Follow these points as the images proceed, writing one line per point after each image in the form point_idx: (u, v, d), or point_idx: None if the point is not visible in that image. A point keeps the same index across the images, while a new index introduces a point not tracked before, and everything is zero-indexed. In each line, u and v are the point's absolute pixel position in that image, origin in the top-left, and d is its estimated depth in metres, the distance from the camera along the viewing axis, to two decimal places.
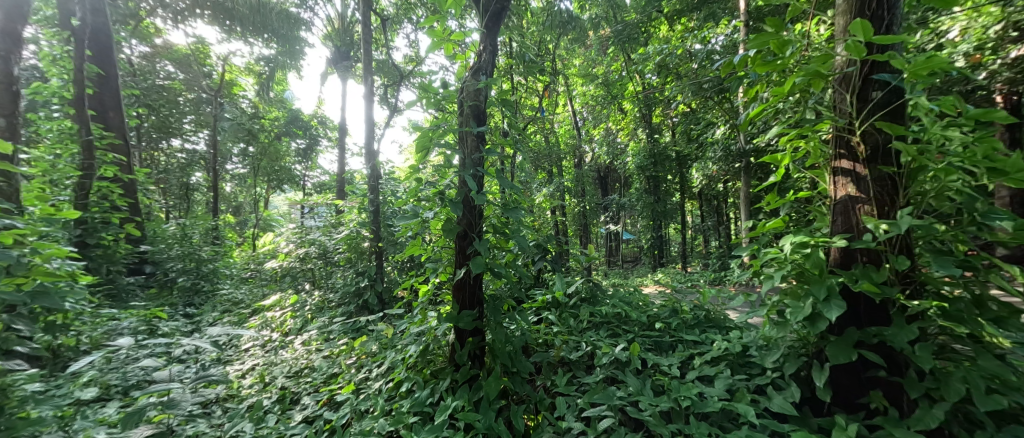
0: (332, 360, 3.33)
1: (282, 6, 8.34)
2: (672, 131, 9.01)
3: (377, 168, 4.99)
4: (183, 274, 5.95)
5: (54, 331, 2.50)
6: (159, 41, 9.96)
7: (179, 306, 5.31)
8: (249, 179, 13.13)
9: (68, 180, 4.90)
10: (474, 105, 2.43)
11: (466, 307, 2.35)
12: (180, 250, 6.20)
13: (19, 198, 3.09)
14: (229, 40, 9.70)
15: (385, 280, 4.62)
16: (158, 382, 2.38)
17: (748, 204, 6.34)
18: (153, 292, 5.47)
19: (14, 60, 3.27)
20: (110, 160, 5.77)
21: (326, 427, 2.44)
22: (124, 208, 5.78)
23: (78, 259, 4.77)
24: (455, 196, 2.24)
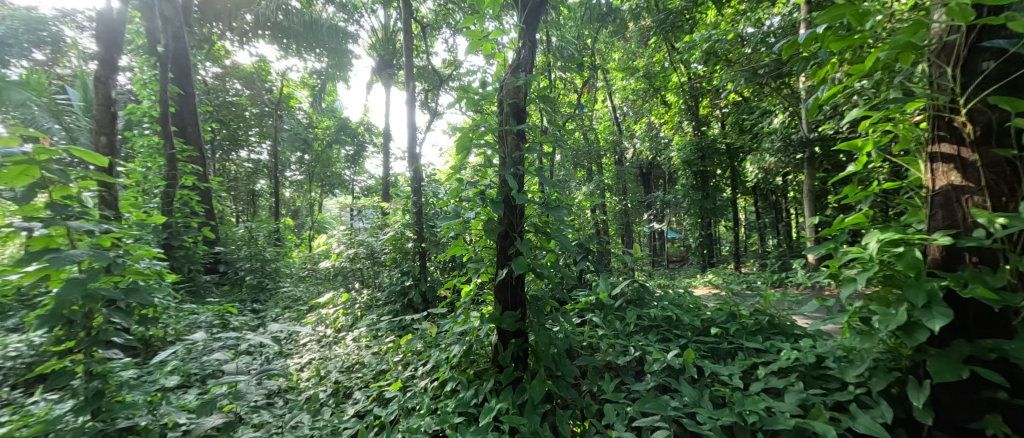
0: (380, 357, 3.41)
1: (331, 21, 8.77)
2: (720, 123, 8.48)
3: (419, 170, 5.08)
4: (250, 273, 6.39)
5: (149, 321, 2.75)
6: (229, 62, 10.81)
7: (247, 302, 5.71)
8: (304, 185, 13.96)
9: (157, 189, 5.44)
10: (514, 103, 2.36)
11: (509, 308, 2.29)
12: (247, 251, 6.67)
13: (117, 205, 3.47)
14: (286, 57, 10.29)
15: (428, 279, 4.69)
16: (227, 375, 2.54)
17: (812, 197, 5.76)
18: (225, 290, 5.90)
19: (112, 85, 4.19)
20: (190, 171, 6.33)
21: (375, 423, 2.48)
22: (200, 213, 6.33)
23: (162, 259, 5.28)
24: (496, 196, 2.19)
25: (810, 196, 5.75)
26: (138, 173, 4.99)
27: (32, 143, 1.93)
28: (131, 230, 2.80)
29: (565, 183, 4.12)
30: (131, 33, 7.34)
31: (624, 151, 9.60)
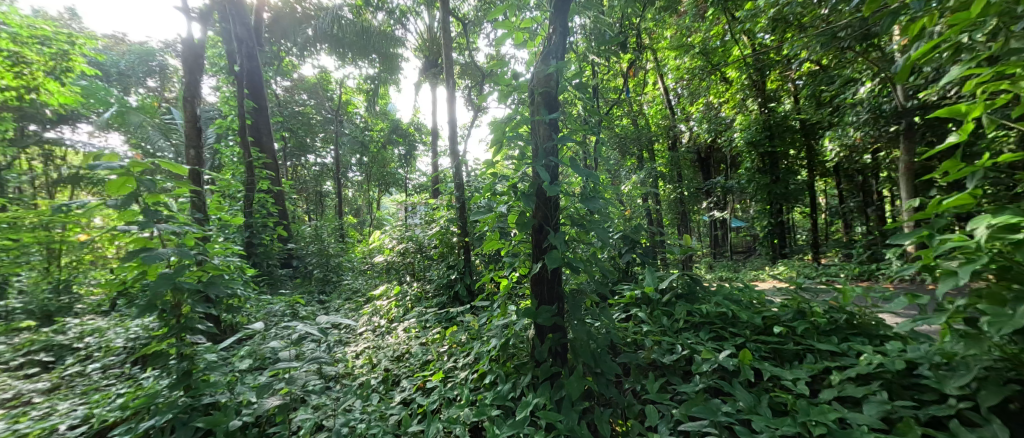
0: (427, 347, 3.46)
1: (382, 28, 9.06)
2: (793, 96, 7.43)
3: (463, 165, 5.11)
4: (318, 267, 6.86)
5: (232, 310, 3.03)
6: (296, 75, 11.80)
7: (315, 293, 6.14)
8: (363, 185, 14.74)
9: (239, 195, 5.94)
10: (545, 92, 2.24)
11: (545, 303, 2.21)
12: (315, 247, 7.17)
13: (204, 209, 3.88)
14: (343, 66, 10.81)
15: (473, 273, 4.72)
16: (283, 362, 2.76)
17: (910, 178, 5.03)
18: (298, 282, 6.38)
19: (198, 103, 4.64)
20: (265, 176, 6.88)
21: (418, 411, 2.53)
22: (276, 214, 6.88)
23: (244, 256, 5.83)
24: (528, 189, 2.12)
25: (908, 174, 5.06)
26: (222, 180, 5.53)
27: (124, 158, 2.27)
28: (213, 231, 3.11)
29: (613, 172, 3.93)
30: (215, 57, 8.22)
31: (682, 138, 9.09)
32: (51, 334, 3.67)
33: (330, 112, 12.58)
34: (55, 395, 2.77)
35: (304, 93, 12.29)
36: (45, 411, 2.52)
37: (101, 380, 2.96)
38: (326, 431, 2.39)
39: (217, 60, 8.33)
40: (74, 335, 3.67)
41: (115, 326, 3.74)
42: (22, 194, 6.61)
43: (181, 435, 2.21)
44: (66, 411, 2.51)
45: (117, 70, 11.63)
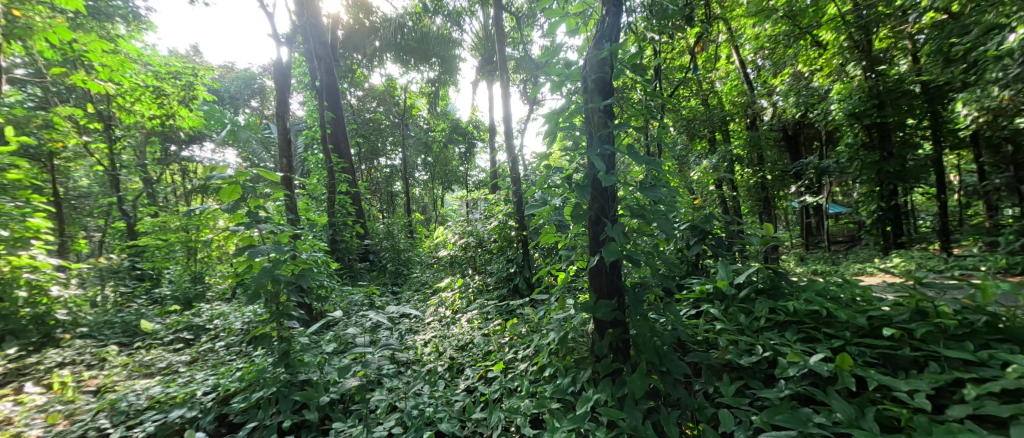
0: (489, 338, 3.48)
1: (441, 32, 9.22)
2: (911, 56, 5.78)
3: (520, 159, 5.05)
4: (390, 261, 7.26)
5: (319, 300, 3.29)
6: (366, 85, 12.60)
7: (388, 285, 6.50)
8: (428, 183, 15.34)
9: (322, 195, 6.49)
10: (598, 78, 2.09)
11: (604, 296, 2.10)
12: (388, 242, 7.57)
13: (296, 210, 4.30)
14: (407, 72, 11.27)
15: (532, 266, 4.68)
16: (361, 347, 2.96)
17: None
18: (374, 274, 6.79)
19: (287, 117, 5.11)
20: (342, 178, 7.39)
21: (481, 399, 2.55)
22: (353, 212, 7.36)
23: (331, 251, 6.43)
24: (583, 180, 2.01)
25: None
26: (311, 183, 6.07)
27: (231, 168, 2.64)
28: (303, 228, 3.40)
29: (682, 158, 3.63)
30: (300, 74, 9.02)
31: (769, 118, 7.60)
32: (190, 316, 4.30)
33: (396, 116, 13.27)
34: (193, 367, 3.22)
35: (373, 101, 13.10)
36: (187, 378, 2.93)
37: (225, 355, 3.36)
38: (399, 412, 2.49)
39: (303, 77, 9.14)
40: (206, 318, 4.23)
41: (235, 311, 4.26)
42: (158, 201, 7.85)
43: (283, 407, 2.47)
44: (202, 379, 2.88)
45: (229, 94, 13.54)
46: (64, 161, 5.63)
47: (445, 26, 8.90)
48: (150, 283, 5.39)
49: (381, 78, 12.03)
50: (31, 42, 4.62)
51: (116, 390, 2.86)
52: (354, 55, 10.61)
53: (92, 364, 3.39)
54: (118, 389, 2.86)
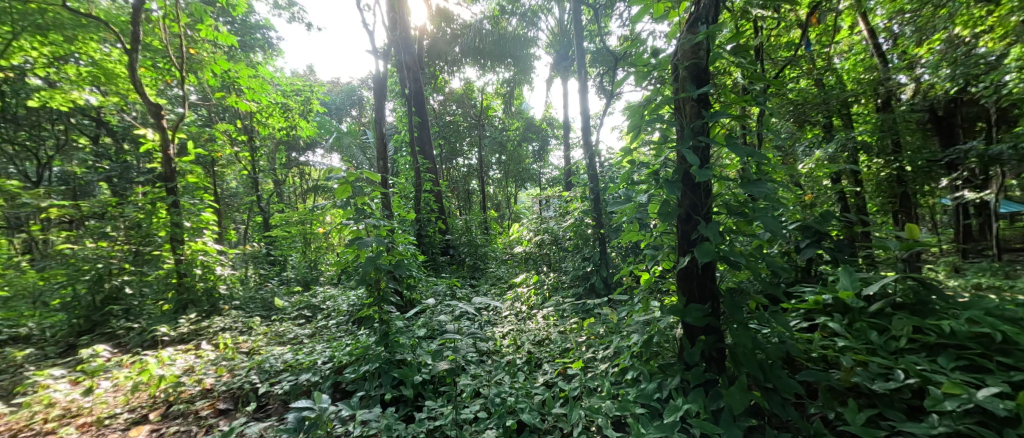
0: (565, 336, 3.44)
1: (516, 32, 9.28)
2: None
3: (598, 155, 4.90)
4: (469, 256, 7.51)
5: (409, 289, 3.51)
6: (447, 90, 13.18)
7: (467, 278, 6.74)
8: (502, 181, 15.67)
9: (409, 193, 6.96)
10: (692, 66, 1.89)
11: (695, 301, 1.92)
12: (466, 238, 7.85)
13: (391, 207, 4.69)
14: (483, 74, 11.58)
15: (610, 265, 4.52)
16: (450, 333, 3.10)
17: None
18: (454, 267, 7.08)
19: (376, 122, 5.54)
20: (426, 177, 7.81)
21: (561, 395, 2.52)
22: (435, 209, 7.76)
23: (417, 244, 6.90)
24: (673, 176, 1.84)
25: None
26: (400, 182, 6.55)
27: (345, 170, 2.96)
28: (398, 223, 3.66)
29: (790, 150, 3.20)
30: (392, 83, 9.78)
31: (903, 97, 4.66)
32: (308, 296, 4.88)
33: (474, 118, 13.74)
34: (313, 339, 3.62)
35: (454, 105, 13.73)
36: (311, 348, 3.33)
37: (336, 331, 3.72)
38: (484, 397, 2.56)
39: (394, 87, 9.93)
40: (321, 298, 4.78)
41: (341, 295, 4.75)
42: (277, 198, 9.07)
43: (385, 381, 2.68)
44: (316, 350, 3.25)
45: (336, 105, 15.39)
46: (220, 168, 7.10)
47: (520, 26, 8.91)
48: (277, 268, 6.25)
49: (461, 82, 12.55)
50: (201, 72, 5.98)
51: (259, 353, 3.37)
52: (436, 63, 11.13)
53: (243, 330, 4.01)
54: (263, 352, 3.33)
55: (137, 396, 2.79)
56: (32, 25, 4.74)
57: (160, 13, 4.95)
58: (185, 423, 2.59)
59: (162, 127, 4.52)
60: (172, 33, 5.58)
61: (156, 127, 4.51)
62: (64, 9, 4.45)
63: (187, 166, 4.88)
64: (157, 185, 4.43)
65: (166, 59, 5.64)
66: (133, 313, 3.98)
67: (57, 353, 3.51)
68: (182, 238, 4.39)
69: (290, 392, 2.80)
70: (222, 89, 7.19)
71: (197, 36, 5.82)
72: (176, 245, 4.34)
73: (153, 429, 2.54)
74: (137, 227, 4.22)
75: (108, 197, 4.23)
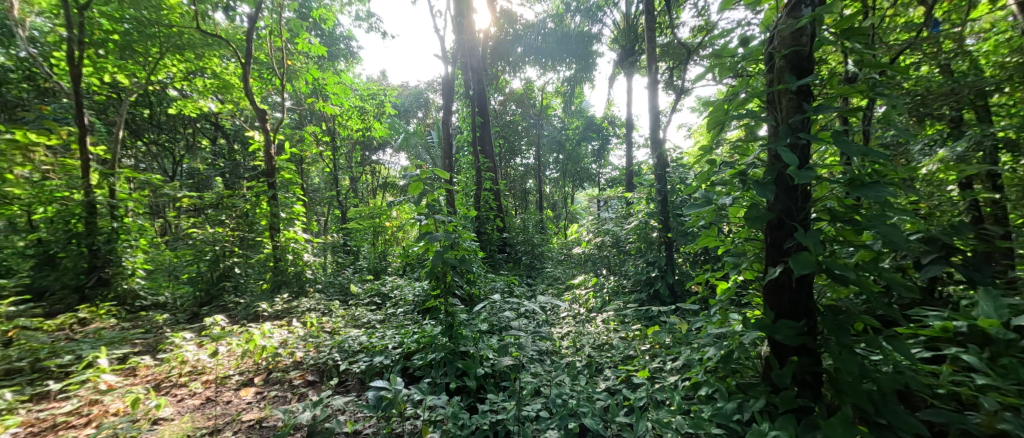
0: (628, 342, 3.28)
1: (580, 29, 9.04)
2: None
3: (667, 154, 4.62)
4: (525, 254, 7.50)
5: (470, 284, 3.58)
6: (507, 90, 13.23)
7: (524, 276, 6.73)
8: (560, 181, 15.53)
9: (471, 190, 7.11)
10: (791, 53, 1.69)
11: (785, 317, 1.71)
12: (524, 236, 7.86)
13: (456, 203, 4.83)
14: (544, 73, 11.52)
15: (677, 272, 4.26)
16: (512, 330, 3.10)
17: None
18: (512, 265, 7.11)
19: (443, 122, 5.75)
20: (487, 175, 7.93)
21: (625, 403, 2.40)
22: (494, 207, 7.86)
23: (477, 240, 7.03)
24: (764, 177, 1.65)
25: None
26: (464, 180, 6.73)
27: (418, 167, 3.09)
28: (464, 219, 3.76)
29: (904, 148, 2.76)
30: (457, 84, 10.06)
31: None
32: (378, 285, 5.16)
33: (534, 117, 13.75)
34: (384, 325, 3.82)
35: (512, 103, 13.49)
36: (382, 333, 3.51)
37: (403, 319, 3.90)
38: (545, 397, 2.52)
39: (459, 88, 10.23)
40: (388, 287, 5.03)
41: (406, 286, 4.96)
42: (350, 193, 9.74)
43: (450, 370, 2.74)
44: (386, 335, 3.44)
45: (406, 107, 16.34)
46: (304, 164, 7.78)
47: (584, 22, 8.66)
48: (351, 258, 6.70)
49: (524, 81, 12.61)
50: (294, 80, 6.62)
51: (339, 332, 3.63)
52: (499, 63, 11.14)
53: (326, 312, 4.33)
54: (343, 332, 3.58)
55: (245, 362, 3.18)
56: (173, 47, 5.51)
57: (266, 29, 5.57)
58: (283, 389, 2.85)
59: (265, 128, 5.09)
60: (274, 45, 6.26)
61: (260, 128, 5.09)
62: (196, 30, 5.18)
63: (284, 164, 5.44)
64: (261, 180, 5.01)
65: (269, 70, 6.38)
66: (241, 289, 4.56)
67: (186, 319, 4.15)
68: (279, 226, 4.89)
69: (366, 372, 2.97)
70: (310, 94, 7.92)
71: (294, 49, 6.48)
72: (274, 233, 4.84)
73: (258, 391, 2.84)
74: (244, 217, 4.79)
75: (222, 190, 4.84)
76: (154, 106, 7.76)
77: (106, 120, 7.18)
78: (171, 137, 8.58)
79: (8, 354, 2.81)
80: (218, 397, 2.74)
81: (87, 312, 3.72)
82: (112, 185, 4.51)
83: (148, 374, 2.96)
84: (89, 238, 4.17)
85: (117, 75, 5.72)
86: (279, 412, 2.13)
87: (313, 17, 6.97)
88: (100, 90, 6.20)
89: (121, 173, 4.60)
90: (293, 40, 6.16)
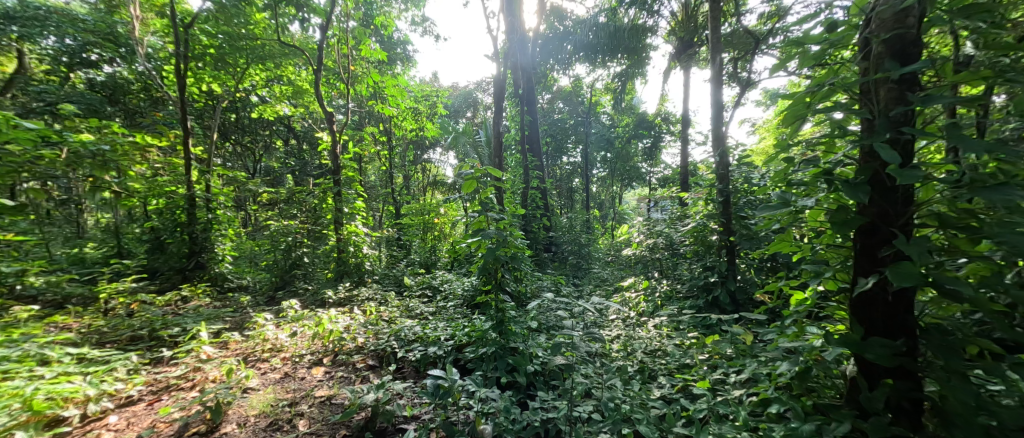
0: (684, 350, 3.11)
1: (634, 22, 8.70)
2: None
3: (730, 151, 4.33)
4: (573, 254, 7.38)
5: (520, 283, 3.58)
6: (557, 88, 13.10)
7: (571, 276, 6.62)
8: (609, 180, 15.14)
9: (520, 188, 7.13)
10: (891, 37, 1.50)
11: (879, 334, 1.52)
12: (572, 235, 7.75)
13: (507, 201, 4.87)
14: (594, 70, 11.28)
15: (738, 278, 3.97)
16: (564, 329, 3.06)
17: None
18: (558, 264, 7.02)
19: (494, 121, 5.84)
20: (536, 174, 7.91)
21: (683, 414, 2.28)
22: (542, 206, 7.81)
23: (524, 238, 7.02)
24: (856, 177, 1.47)
25: None
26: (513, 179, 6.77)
27: (474, 165, 3.13)
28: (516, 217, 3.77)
29: None
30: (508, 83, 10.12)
31: None
32: (429, 278, 5.31)
33: (583, 115, 13.54)
34: (436, 317, 3.93)
35: (560, 102, 14.20)
36: (434, 325, 3.61)
37: (454, 312, 3.99)
38: (596, 399, 2.47)
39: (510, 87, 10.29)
40: (439, 281, 5.17)
41: (457, 281, 5.07)
42: (405, 189, 10.15)
43: (501, 365, 2.74)
44: (439, 326, 3.52)
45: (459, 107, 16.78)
46: (363, 162, 8.21)
47: (638, 15, 8.34)
48: (404, 251, 6.97)
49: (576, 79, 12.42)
50: (356, 82, 7.00)
51: (395, 322, 3.79)
52: (549, 62, 11.16)
53: (382, 301, 4.52)
54: (398, 322, 3.73)
55: (316, 343, 3.38)
56: (256, 57, 6.06)
57: (334, 35, 5.94)
58: (348, 371, 3.02)
59: (332, 128, 5.42)
60: (340, 51, 6.66)
61: (328, 128, 5.44)
62: (276, 40, 5.66)
63: (347, 162, 5.76)
64: (327, 177, 5.34)
65: (335, 74, 6.80)
66: (309, 277, 4.92)
67: (264, 302, 4.56)
68: (342, 220, 5.20)
69: (420, 361, 3.07)
70: (371, 97, 8.37)
71: (357, 54, 6.85)
72: (338, 226, 5.16)
73: (327, 371, 3.02)
74: (312, 211, 5.14)
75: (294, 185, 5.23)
76: (240, 111, 8.61)
77: (203, 124, 8.08)
78: (252, 138, 9.45)
79: (132, 323, 3.30)
80: (295, 374, 2.95)
81: (189, 290, 4.17)
82: (208, 181, 5.06)
83: (238, 348, 3.29)
84: (190, 227, 4.72)
85: (212, 84, 6.41)
86: (346, 391, 2.26)
87: (374, 24, 7.34)
88: (200, 98, 7.00)
89: (214, 170, 5.14)
90: (357, 46, 6.51)
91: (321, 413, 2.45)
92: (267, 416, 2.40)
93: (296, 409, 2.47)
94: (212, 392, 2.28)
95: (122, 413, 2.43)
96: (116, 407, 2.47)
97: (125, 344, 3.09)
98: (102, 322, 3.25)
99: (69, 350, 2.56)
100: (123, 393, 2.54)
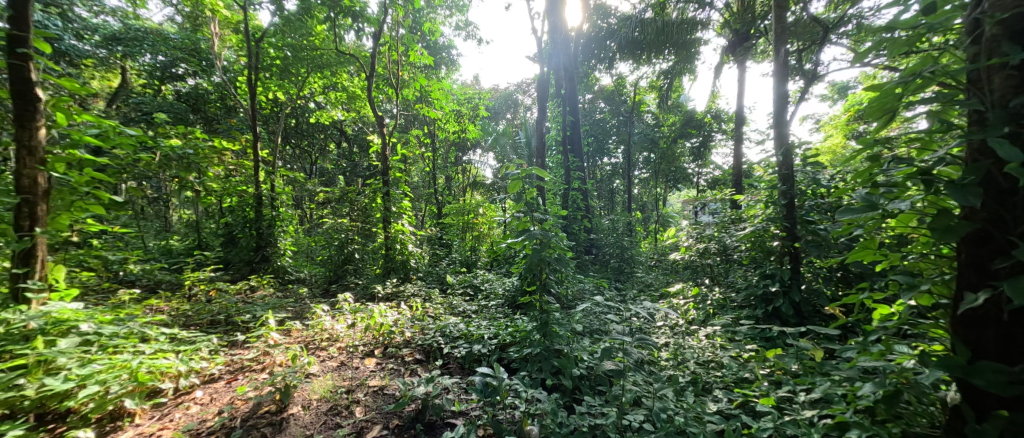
0: (741, 363, 2.90)
1: (682, 15, 8.17)
2: None
3: (793, 149, 4.02)
4: (615, 257, 7.15)
5: (563, 286, 3.51)
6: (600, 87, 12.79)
7: (613, 280, 6.43)
8: (655, 181, 14.57)
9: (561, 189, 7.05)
10: (1010, 18, 1.31)
11: (992, 357, 1.32)
12: (614, 238, 7.53)
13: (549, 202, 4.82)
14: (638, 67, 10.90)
15: (802, 287, 3.66)
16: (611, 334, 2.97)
17: None
18: (599, 268, 6.84)
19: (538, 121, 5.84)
20: (578, 175, 7.78)
21: (744, 431, 2.12)
22: (583, 208, 7.65)
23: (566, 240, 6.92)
24: (967, 176, 1.28)
25: None
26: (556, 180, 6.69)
27: (519, 166, 3.11)
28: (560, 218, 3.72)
29: None
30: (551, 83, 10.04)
31: None
32: (470, 277, 5.36)
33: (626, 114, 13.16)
34: (478, 315, 3.95)
35: (603, 101, 14.00)
36: (477, 324, 3.62)
37: (495, 312, 4.00)
38: (646, 408, 2.36)
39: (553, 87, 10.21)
40: (480, 281, 5.21)
41: (498, 281, 5.08)
42: (448, 190, 10.36)
43: (546, 367, 2.70)
44: (481, 326, 3.53)
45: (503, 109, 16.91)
46: (409, 164, 8.47)
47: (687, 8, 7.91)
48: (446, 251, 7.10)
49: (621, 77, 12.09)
50: (404, 86, 7.22)
51: (440, 319, 3.85)
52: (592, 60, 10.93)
53: (426, 298, 4.63)
54: (443, 319, 3.79)
55: (368, 335, 3.50)
56: (314, 65, 6.43)
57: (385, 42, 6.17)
58: (398, 363, 3.09)
59: (382, 131, 5.64)
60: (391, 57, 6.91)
61: (379, 132, 5.66)
62: (333, 49, 5.98)
63: (396, 163, 5.97)
64: (377, 178, 5.55)
65: (386, 79, 7.07)
66: (359, 273, 5.13)
67: (319, 295, 4.83)
68: (390, 219, 5.38)
69: (464, 359, 3.09)
70: (417, 100, 8.62)
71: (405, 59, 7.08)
72: (386, 225, 5.35)
73: (378, 362, 3.12)
74: (363, 211, 5.36)
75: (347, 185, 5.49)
76: (300, 116, 9.19)
77: (268, 129, 8.72)
78: (309, 141, 10.04)
79: (212, 308, 3.61)
80: (350, 363, 3.07)
81: (256, 281, 4.49)
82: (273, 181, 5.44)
83: (299, 336, 3.49)
84: (257, 223, 5.08)
85: (277, 92, 6.89)
86: (399, 382, 2.34)
87: (419, 29, 7.51)
88: (267, 105, 7.57)
89: (277, 171, 5.52)
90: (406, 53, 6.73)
91: (375, 402, 2.53)
92: (328, 401, 2.51)
93: (351, 397, 2.57)
94: (281, 375, 2.42)
95: (206, 389, 2.65)
96: (202, 383, 2.71)
97: (206, 327, 3.39)
98: (188, 306, 3.59)
99: (165, 330, 2.81)
100: (207, 370, 2.78)
